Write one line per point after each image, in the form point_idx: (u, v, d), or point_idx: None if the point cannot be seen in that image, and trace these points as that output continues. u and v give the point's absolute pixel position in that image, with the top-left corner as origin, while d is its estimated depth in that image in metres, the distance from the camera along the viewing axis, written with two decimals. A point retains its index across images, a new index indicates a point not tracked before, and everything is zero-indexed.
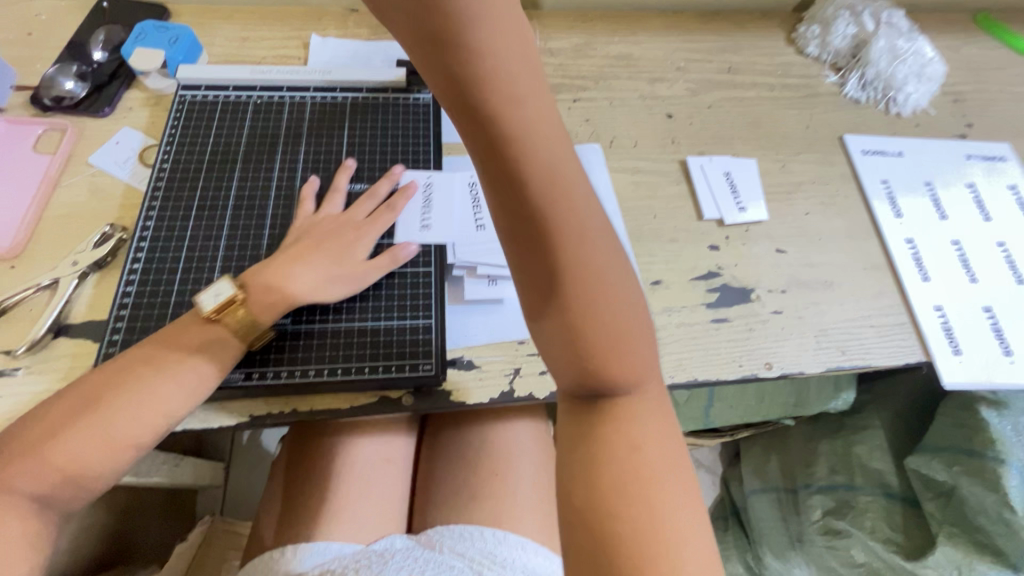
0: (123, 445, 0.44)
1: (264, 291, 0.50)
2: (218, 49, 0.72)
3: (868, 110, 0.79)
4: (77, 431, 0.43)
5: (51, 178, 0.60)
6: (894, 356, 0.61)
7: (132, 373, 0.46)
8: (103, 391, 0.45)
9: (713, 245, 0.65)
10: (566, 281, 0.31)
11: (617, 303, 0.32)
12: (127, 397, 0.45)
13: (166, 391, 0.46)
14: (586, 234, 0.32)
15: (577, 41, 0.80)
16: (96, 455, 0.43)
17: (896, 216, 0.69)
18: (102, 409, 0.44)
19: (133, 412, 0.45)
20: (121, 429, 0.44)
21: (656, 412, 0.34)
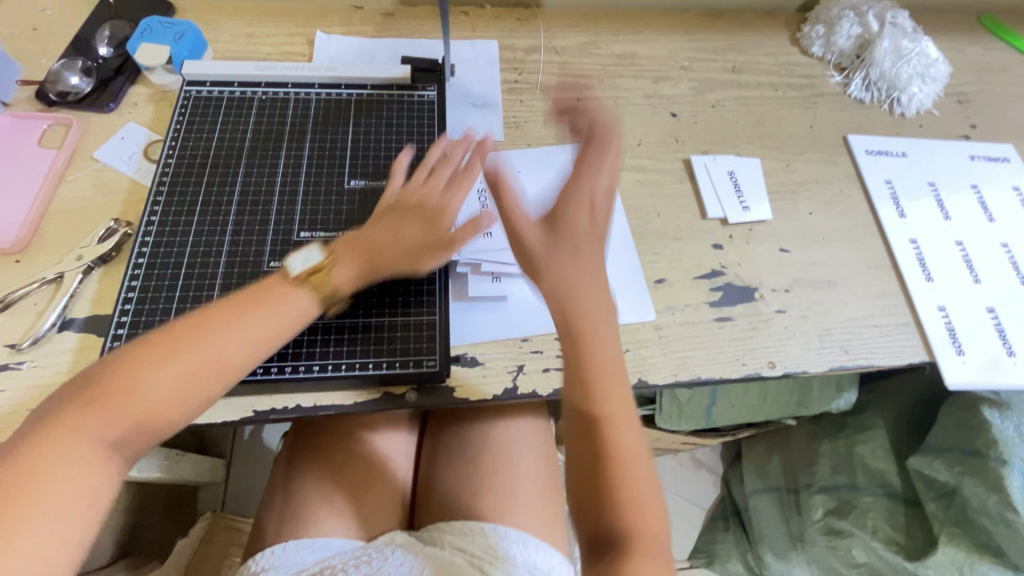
0: (196, 394, 0.41)
1: (349, 258, 0.50)
2: (224, 45, 0.72)
3: (873, 110, 0.79)
4: (152, 374, 0.39)
5: (57, 173, 0.60)
6: (898, 356, 0.61)
7: (211, 317, 0.43)
8: (179, 334, 0.41)
9: (717, 244, 0.65)
10: (593, 422, 0.43)
11: (629, 423, 0.44)
12: (207, 340, 0.41)
13: (250, 336, 0.43)
14: (617, 396, 0.44)
15: (582, 39, 0.80)
16: (170, 402, 0.39)
17: (900, 216, 0.69)
18: (181, 351, 0.40)
19: (213, 355, 0.41)
20: (199, 373, 0.41)
21: (654, 511, 0.43)
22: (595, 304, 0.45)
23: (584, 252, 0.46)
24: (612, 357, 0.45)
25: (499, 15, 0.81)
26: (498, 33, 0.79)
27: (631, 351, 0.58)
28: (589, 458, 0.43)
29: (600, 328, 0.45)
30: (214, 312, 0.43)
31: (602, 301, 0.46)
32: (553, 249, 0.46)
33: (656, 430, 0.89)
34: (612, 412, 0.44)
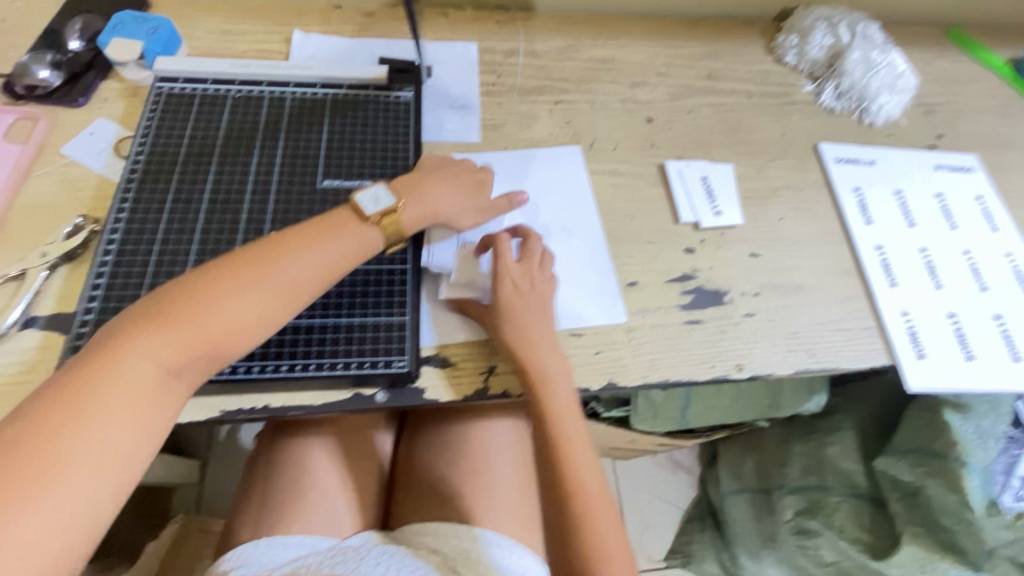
0: (262, 319, 0.44)
1: (415, 205, 0.55)
2: (199, 42, 0.71)
3: (843, 119, 0.80)
4: (227, 298, 0.43)
5: (23, 168, 0.59)
6: (862, 360, 0.62)
7: (280, 249, 0.47)
8: (251, 262, 0.45)
9: (689, 248, 0.66)
10: (561, 487, 0.50)
11: (571, 425, 0.52)
12: (277, 270, 0.45)
13: (311, 271, 0.47)
14: (576, 455, 0.51)
15: (562, 44, 0.81)
16: (239, 327, 0.43)
17: (866, 223, 0.71)
18: (253, 279, 0.44)
19: (281, 285, 0.45)
20: (269, 301, 0.45)
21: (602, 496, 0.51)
22: (544, 375, 0.52)
23: (529, 329, 0.54)
24: (570, 420, 0.52)
25: (478, 18, 0.81)
26: (477, 35, 0.79)
27: (602, 353, 0.59)
28: (562, 519, 0.50)
29: (554, 398, 0.52)
30: (283, 244, 0.47)
31: (551, 369, 0.53)
32: (494, 313, 0.55)
33: (632, 432, 0.90)
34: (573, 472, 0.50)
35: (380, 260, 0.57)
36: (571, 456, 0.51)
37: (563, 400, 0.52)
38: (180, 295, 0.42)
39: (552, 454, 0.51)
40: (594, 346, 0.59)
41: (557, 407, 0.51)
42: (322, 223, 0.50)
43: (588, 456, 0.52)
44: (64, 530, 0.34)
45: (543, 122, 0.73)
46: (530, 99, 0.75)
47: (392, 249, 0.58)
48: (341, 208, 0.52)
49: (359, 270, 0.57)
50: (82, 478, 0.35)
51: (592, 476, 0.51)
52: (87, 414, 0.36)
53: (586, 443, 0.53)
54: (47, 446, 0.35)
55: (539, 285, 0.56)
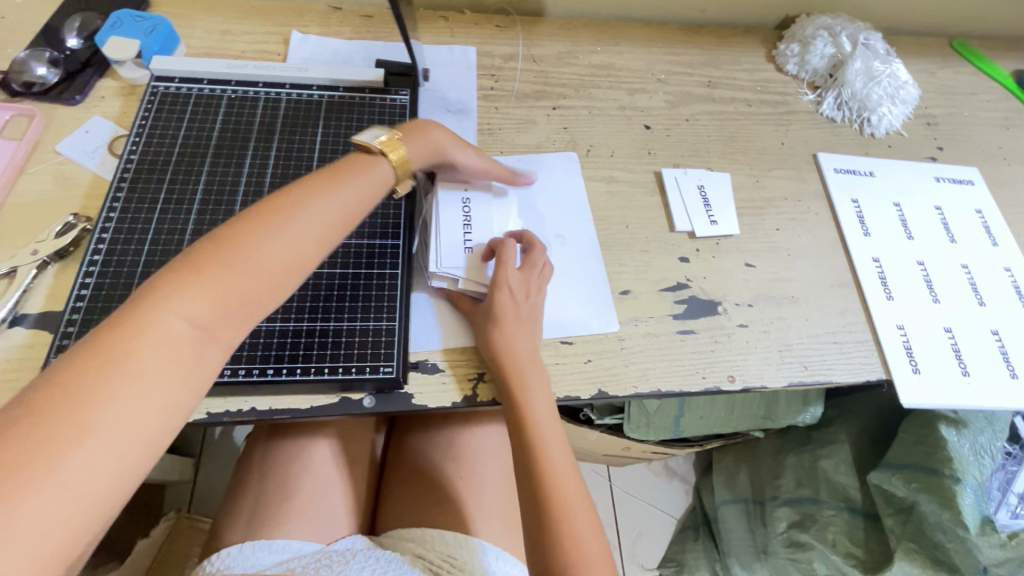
0: (292, 268, 0.43)
1: (415, 142, 0.56)
2: (197, 41, 0.71)
3: (843, 129, 0.80)
4: (256, 246, 0.40)
5: (17, 165, 0.59)
6: (856, 374, 0.61)
7: (301, 199, 0.45)
8: (273, 211, 0.43)
9: (683, 258, 0.66)
10: (537, 488, 0.49)
11: (548, 425, 0.52)
12: (302, 219, 0.44)
13: (333, 218, 0.46)
14: (553, 456, 0.51)
15: (561, 49, 0.80)
16: (273, 275, 0.41)
17: (864, 235, 0.70)
18: (281, 227, 0.42)
19: (307, 233, 0.44)
20: (298, 250, 0.43)
21: (580, 495, 0.50)
22: (521, 377, 0.52)
23: (509, 328, 0.54)
24: (545, 422, 0.52)
25: (477, 22, 0.81)
26: (477, 39, 0.79)
27: (593, 362, 0.58)
28: (539, 520, 0.48)
29: (531, 399, 0.52)
30: (302, 194, 0.45)
31: (528, 372, 0.52)
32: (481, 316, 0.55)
33: (625, 440, 0.90)
34: (550, 472, 0.50)
35: (371, 264, 0.57)
36: (547, 457, 0.50)
37: (538, 403, 0.52)
38: (203, 249, 0.39)
39: (529, 456, 0.50)
40: (584, 355, 0.58)
41: (533, 410, 0.51)
42: (334, 173, 0.49)
43: (564, 458, 0.51)
44: (103, 489, 0.32)
45: (540, 127, 0.73)
46: (528, 103, 0.75)
47: (384, 253, 0.58)
48: (346, 161, 0.51)
49: (348, 273, 0.56)
50: (124, 437, 0.32)
51: (570, 478, 0.50)
52: (123, 370, 0.33)
53: (563, 446, 0.52)
54: (83, 406, 0.31)
55: (533, 297, 0.56)
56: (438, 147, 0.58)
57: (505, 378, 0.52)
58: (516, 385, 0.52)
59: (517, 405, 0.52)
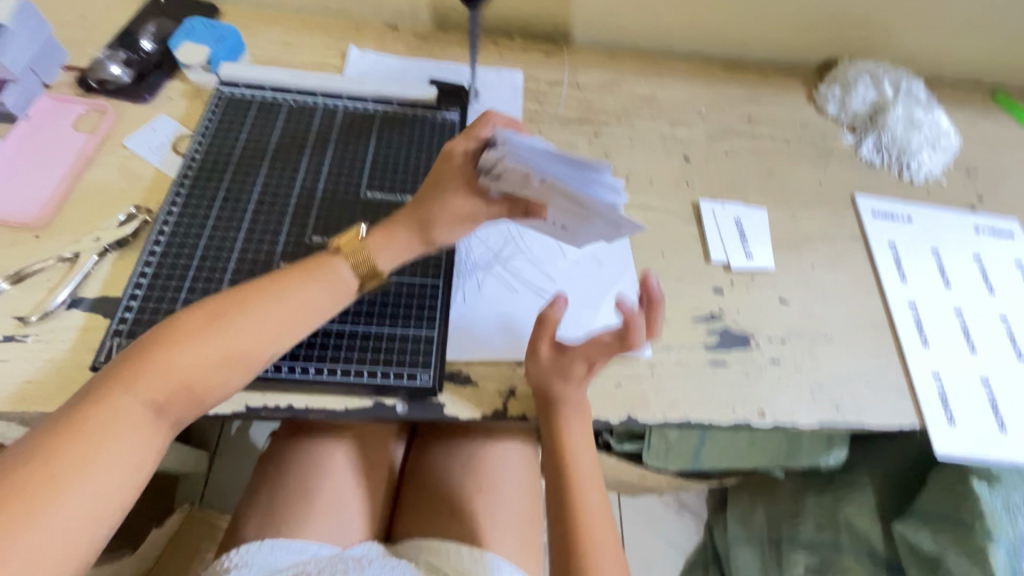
0: (241, 364, 0.45)
1: (390, 243, 0.53)
2: (261, 50, 0.75)
3: (882, 172, 0.80)
4: (203, 349, 0.43)
5: (86, 156, 0.62)
6: (888, 419, 0.61)
7: (253, 299, 0.47)
8: (225, 311, 0.45)
9: (717, 288, 0.66)
10: (565, 517, 0.52)
11: (582, 454, 0.54)
12: (253, 319, 0.46)
13: (289, 314, 0.48)
14: (586, 488, 0.54)
15: (605, 78, 0.83)
16: (218, 374, 0.44)
17: (901, 278, 0.70)
18: (231, 328, 0.45)
19: (259, 332, 0.46)
20: (248, 342, 0.45)
21: (604, 524, 0.53)
22: (564, 412, 0.53)
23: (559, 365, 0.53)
24: (579, 452, 0.54)
25: (526, 48, 0.84)
26: (524, 64, 0.82)
27: (623, 386, 0.58)
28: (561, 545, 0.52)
29: (571, 432, 0.53)
30: (256, 291, 0.47)
31: (568, 409, 0.53)
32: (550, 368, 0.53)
33: (642, 469, 0.89)
34: (581, 505, 0.53)
35: (413, 272, 0.59)
36: (580, 490, 0.53)
37: (577, 437, 0.54)
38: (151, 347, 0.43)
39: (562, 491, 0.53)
40: (615, 378, 0.59)
41: (569, 436, 0.53)
42: (291, 270, 0.50)
43: (593, 484, 0.54)
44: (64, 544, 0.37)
45: (581, 152, 0.75)
46: (571, 129, 0.77)
47: (427, 262, 0.60)
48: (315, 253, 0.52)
49: (391, 280, 0.58)
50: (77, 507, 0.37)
51: (600, 512, 0.53)
52: (72, 461, 0.38)
53: (595, 477, 0.55)
54: (46, 491, 0.37)
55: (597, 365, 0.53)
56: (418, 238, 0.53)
57: (550, 412, 0.54)
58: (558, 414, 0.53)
59: (554, 431, 0.54)
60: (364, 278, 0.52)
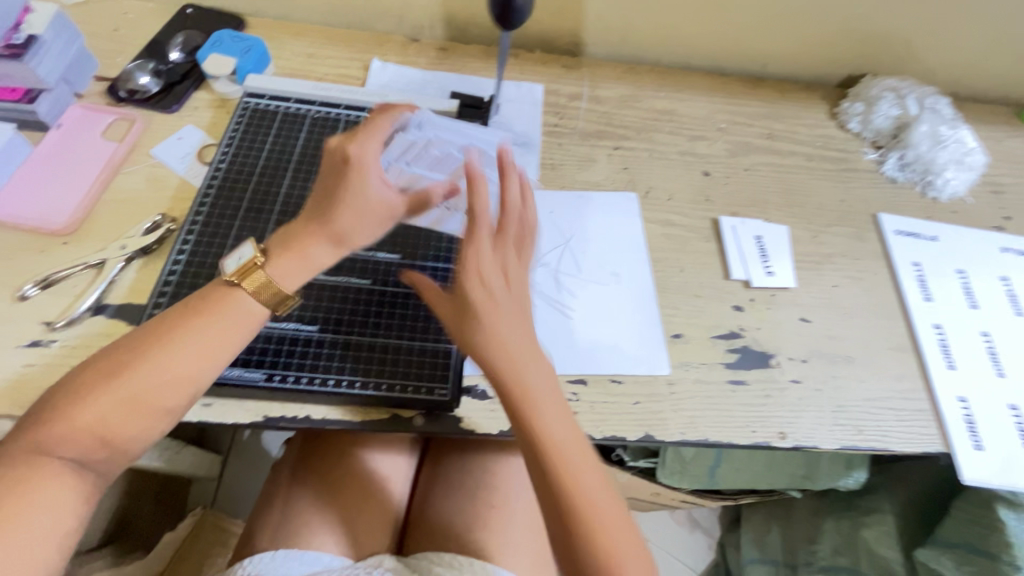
0: (159, 414, 0.44)
1: (293, 258, 0.48)
2: (284, 62, 0.76)
3: (905, 190, 0.79)
4: (112, 408, 0.42)
5: (114, 164, 0.63)
6: (913, 444, 0.59)
7: (159, 351, 0.44)
8: (123, 370, 0.43)
9: (737, 306, 0.65)
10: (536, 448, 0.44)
11: (530, 368, 0.45)
12: (162, 369, 0.43)
13: (194, 354, 0.45)
14: (590, 491, 0.44)
15: (624, 92, 0.83)
16: (134, 427, 0.43)
17: (926, 299, 0.69)
18: (137, 387, 0.43)
19: (174, 382, 0.44)
20: (156, 387, 0.43)
21: (575, 439, 0.45)
22: (493, 323, 0.45)
23: (503, 331, 0.45)
24: (566, 450, 0.44)
25: (546, 62, 0.84)
26: (544, 77, 0.82)
27: (641, 404, 0.58)
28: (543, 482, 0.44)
29: (548, 428, 0.44)
30: (156, 339, 0.44)
31: (497, 318, 0.45)
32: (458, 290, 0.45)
33: (656, 486, 0.88)
34: (589, 512, 0.43)
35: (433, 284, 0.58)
36: (582, 497, 0.43)
37: (531, 370, 0.45)
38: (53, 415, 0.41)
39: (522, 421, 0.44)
40: (633, 396, 0.58)
41: (506, 350, 0.45)
42: (181, 313, 0.46)
43: (554, 400, 0.45)
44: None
45: (600, 166, 0.74)
46: (590, 142, 0.77)
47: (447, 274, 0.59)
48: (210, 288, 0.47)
49: (411, 292, 0.57)
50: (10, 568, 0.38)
51: (612, 514, 0.44)
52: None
53: (572, 426, 0.45)
54: None
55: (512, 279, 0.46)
56: (327, 253, 0.48)
57: (496, 366, 0.45)
58: (527, 410, 0.44)
59: (487, 353, 0.45)
60: (274, 305, 0.48)
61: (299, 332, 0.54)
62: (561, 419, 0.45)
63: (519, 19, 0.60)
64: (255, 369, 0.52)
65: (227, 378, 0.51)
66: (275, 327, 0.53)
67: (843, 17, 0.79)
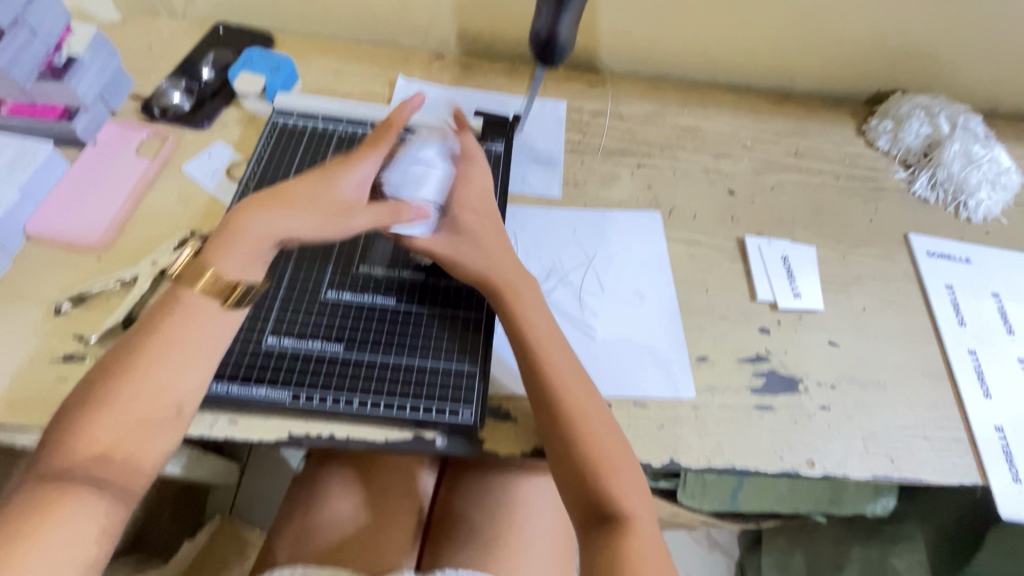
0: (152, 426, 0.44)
1: (235, 251, 0.46)
2: (312, 79, 0.77)
3: (936, 210, 0.77)
4: (105, 425, 0.42)
5: (147, 181, 0.65)
6: (948, 476, 0.57)
7: (145, 364, 0.44)
8: (112, 388, 0.43)
9: (764, 328, 0.64)
10: (531, 364, 0.52)
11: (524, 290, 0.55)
12: (151, 381, 0.44)
13: (189, 355, 0.45)
14: (590, 421, 0.50)
15: (648, 109, 0.82)
16: (132, 442, 0.43)
17: (959, 323, 0.67)
18: (127, 401, 0.43)
19: (165, 393, 0.44)
20: (158, 391, 0.44)
21: (566, 354, 0.53)
22: (489, 247, 0.56)
23: (499, 254, 0.56)
24: (569, 383, 0.51)
25: (570, 78, 0.84)
26: (567, 94, 0.82)
27: (666, 428, 0.57)
28: (539, 397, 0.51)
29: (551, 360, 0.52)
30: (140, 353, 0.44)
31: (491, 245, 0.56)
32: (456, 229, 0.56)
33: (676, 506, 0.86)
34: (590, 437, 0.49)
35: (457, 303, 0.58)
36: (588, 433, 0.50)
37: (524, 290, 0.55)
38: (53, 441, 0.42)
39: (519, 342, 0.53)
40: (657, 420, 0.57)
41: (505, 271, 0.55)
42: (165, 317, 0.45)
43: (544, 320, 0.54)
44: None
45: (624, 184, 0.74)
46: (613, 159, 0.76)
47: (470, 293, 0.59)
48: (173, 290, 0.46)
49: (436, 311, 0.57)
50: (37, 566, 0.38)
51: (612, 442, 0.50)
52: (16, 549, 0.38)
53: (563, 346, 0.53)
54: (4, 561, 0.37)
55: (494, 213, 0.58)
56: (270, 242, 0.47)
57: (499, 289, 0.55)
58: (538, 359, 0.52)
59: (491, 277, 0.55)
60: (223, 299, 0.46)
61: (324, 351, 0.54)
62: (550, 336, 0.53)
63: (557, 59, 0.64)
64: (280, 389, 0.52)
65: (252, 398, 0.51)
66: (301, 345, 0.54)
67: (871, 32, 0.78)
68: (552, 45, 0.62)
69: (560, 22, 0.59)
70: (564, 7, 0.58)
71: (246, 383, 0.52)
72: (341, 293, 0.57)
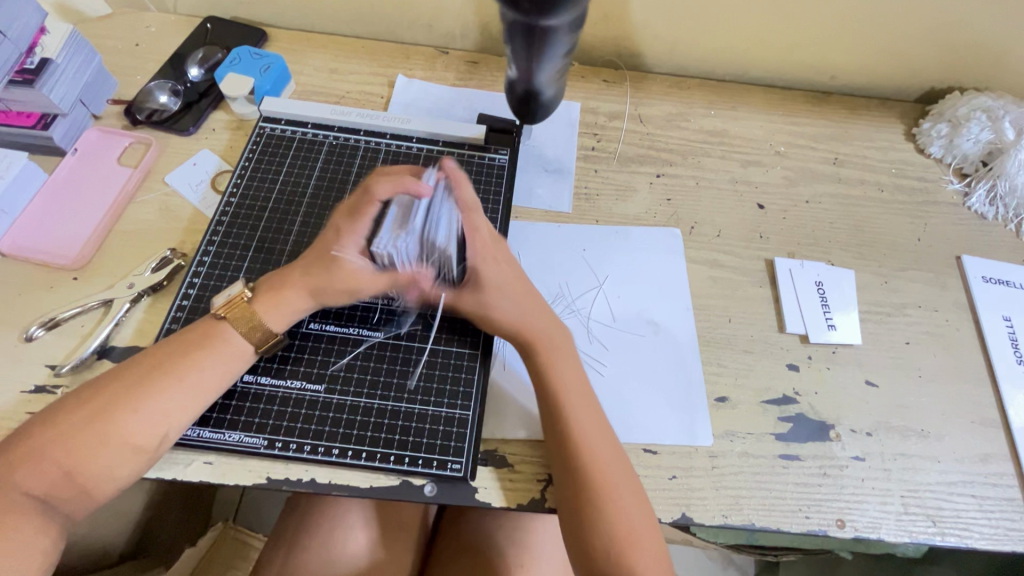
0: (129, 453, 0.43)
1: (277, 308, 0.49)
2: (306, 78, 0.72)
3: (994, 228, 0.69)
4: (80, 440, 0.42)
5: (128, 193, 0.61)
6: (997, 541, 0.51)
7: (142, 386, 0.44)
8: (99, 403, 0.43)
9: (793, 364, 0.58)
10: (555, 416, 0.48)
11: (553, 338, 0.51)
12: (131, 411, 0.43)
13: (172, 393, 0.45)
14: (616, 488, 0.46)
15: (671, 110, 0.75)
16: (102, 462, 0.43)
17: (1017, 361, 0.60)
18: (111, 420, 0.43)
19: (150, 418, 0.44)
20: (132, 425, 0.43)
21: (590, 406, 0.49)
22: (519, 295, 0.51)
23: (527, 300, 0.51)
24: (597, 446, 0.47)
25: (584, 75, 0.77)
26: (581, 94, 0.75)
27: (678, 479, 0.52)
28: (559, 453, 0.47)
29: (574, 412, 0.48)
30: (139, 376, 0.45)
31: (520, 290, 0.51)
32: (487, 278, 0.50)
33: None
34: (614, 504, 0.45)
35: (450, 340, 0.53)
36: (608, 493, 0.46)
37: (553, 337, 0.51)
38: (25, 450, 0.41)
39: (544, 391, 0.49)
40: (669, 470, 0.52)
41: (533, 318, 0.50)
42: (176, 348, 0.47)
43: (570, 367, 0.50)
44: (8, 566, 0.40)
45: (641, 196, 0.67)
46: (630, 168, 0.69)
47: (466, 325, 0.54)
48: (209, 319, 0.49)
49: (427, 347, 0.53)
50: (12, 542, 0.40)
51: (636, 511, 0.46)
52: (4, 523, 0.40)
53: (587, 396, 0.49)
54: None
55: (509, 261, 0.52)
56: (303, 300, 0.50)
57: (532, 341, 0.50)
58: (561, 412, 0.48)
59: (518, 325, 0.50)
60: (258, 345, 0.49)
61: (303, 393, 0.50)
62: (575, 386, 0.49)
63: (540, 108, 0.58)
64: (255, 435, 0.48)
65: (226, 444, 0.48)
66: (277, 386, 0.50)
67: (931, 25, 0.68)
68: (532, 97, 0.56)
69: (540, 76, 0.53)
70: (541, 65, 0.51)
71: (218, 427, 0.48)
72: (325, 325, 0.53)
